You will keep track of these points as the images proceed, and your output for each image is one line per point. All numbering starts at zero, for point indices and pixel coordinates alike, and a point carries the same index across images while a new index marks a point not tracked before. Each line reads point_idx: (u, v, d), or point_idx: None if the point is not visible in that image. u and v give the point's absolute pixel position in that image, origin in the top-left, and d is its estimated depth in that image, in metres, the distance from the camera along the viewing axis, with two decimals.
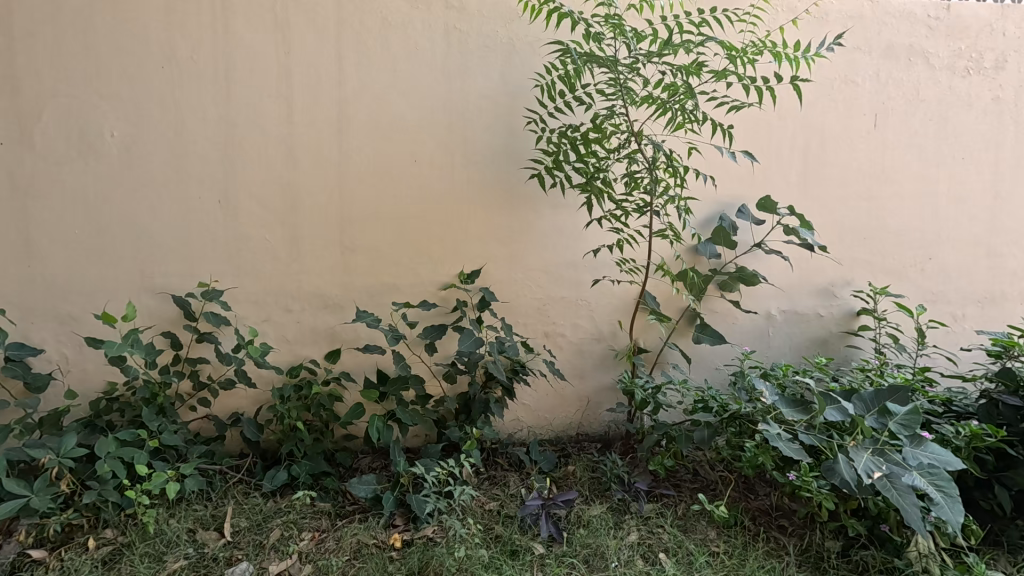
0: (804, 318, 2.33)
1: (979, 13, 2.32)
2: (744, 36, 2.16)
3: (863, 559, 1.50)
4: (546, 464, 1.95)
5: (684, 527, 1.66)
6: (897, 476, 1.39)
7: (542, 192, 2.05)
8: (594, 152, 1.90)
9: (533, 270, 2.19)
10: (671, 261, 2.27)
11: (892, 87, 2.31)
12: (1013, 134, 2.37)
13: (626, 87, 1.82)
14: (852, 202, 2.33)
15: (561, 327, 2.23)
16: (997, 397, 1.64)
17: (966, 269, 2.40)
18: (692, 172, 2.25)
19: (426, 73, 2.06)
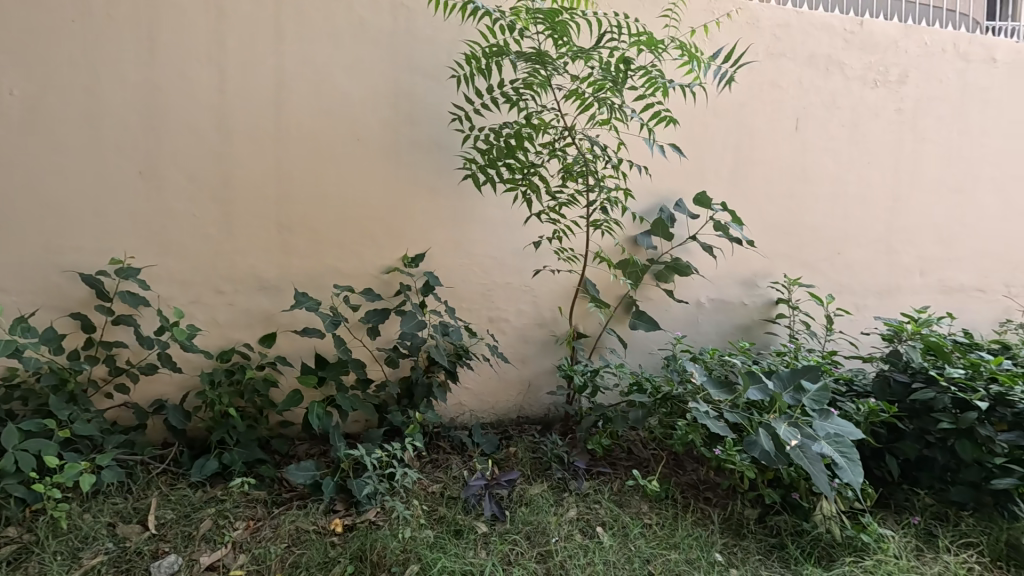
0: (729, 305, 2.49)
1: (888, 31, 2.57)
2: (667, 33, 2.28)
3: (776, 524, 1.63)
4: (488, 446, 1.98)
5: (619, 502, 1.75)
6: (808, 446, 1.53)
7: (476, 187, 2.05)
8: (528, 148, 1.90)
9: (479, 256, 2.20)
10: (612, 249, 2.35)
11: (814, 94, 2.50)
12: (911, 143, 2.65)
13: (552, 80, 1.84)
14: (776, 199, 2.51)
15: (505, 311, 2.26)
16: (890, 376, 1.83)
17: (868, 263, 2.66)
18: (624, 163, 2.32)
19: (373, 49, 2.01)
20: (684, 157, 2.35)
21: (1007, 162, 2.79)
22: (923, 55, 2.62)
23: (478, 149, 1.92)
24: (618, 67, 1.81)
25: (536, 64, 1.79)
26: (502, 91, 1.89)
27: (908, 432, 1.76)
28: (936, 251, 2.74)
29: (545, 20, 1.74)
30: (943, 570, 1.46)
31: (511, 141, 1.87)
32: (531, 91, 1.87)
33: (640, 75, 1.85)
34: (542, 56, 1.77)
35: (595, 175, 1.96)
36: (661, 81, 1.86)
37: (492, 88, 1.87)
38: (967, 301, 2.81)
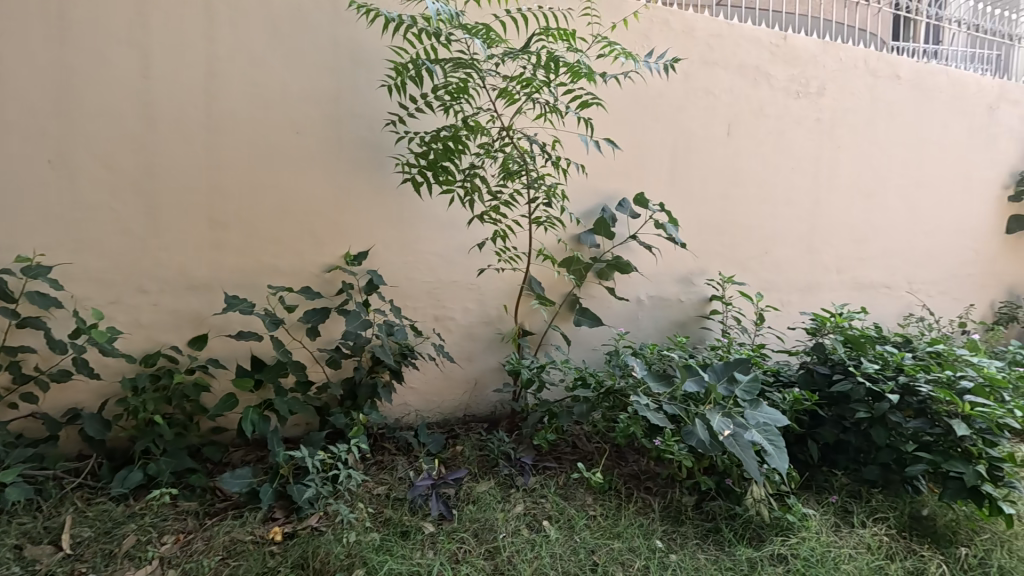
0: (667, 302, 2.60)
1: (808, 46, 2.76)
2: (590, 30, 2.35)
3: (712, 509, 1.71)
4: (434, 445, 1.96)
5: (565, 495, 1.78)
6: (740, 434, 1.62)
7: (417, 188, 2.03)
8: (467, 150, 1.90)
9: (424, 253, 2.18)
10: (555, 248, 2.39)
11: (743, 101, 2.65)
12: (829, 150, 2.87)
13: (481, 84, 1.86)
14: (710, 200, 2.64)
15: (451, 310, 2.24)
16: (812, 367, 1.98)
17: (792, 262, 2.85)
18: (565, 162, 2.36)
19: (311, 39, 1.94)
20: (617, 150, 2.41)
21: (909, 170, 3.09)
22: (838, 69, 2.84)
23: (416, 153, 1.90)
24: (546, 64, 1.84)
25: (466, 69, 1.80)
26: (436, 95, 1.89)
27: (827, 418, 1.90)
28: (851, 250, 2.98)
29: (467, 27, 1.75)
30: (860, 543, 1.57)
31: (449, 144, 1.87)
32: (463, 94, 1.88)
33: (567, 71, 1.88)
34: (469, 61, 1.77)
35: (534, 173, 2.00)
36: (587, 73, 1.90)
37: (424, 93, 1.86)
38: (877, 296, 3.08)
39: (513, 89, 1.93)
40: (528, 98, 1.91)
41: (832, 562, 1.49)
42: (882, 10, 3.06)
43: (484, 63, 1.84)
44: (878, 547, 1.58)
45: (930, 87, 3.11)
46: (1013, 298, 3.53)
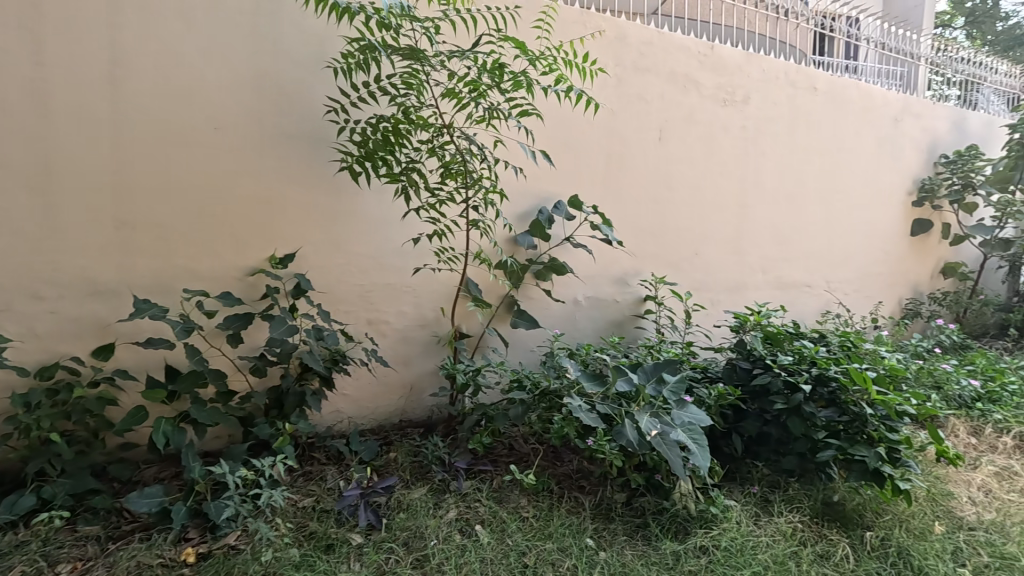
0: (603, 302, 2.65)
1: (734, 56, 2.89)
2: (540, 44, 2.38)
3: (641, 505, 1.75)
4: (366, 453, 1.91)
5: (499, 498, 1.78)
6: (667, 433, 1.67)
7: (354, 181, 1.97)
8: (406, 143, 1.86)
9: (356, 256, 2.12)
10: (492, 250, 2.38)
11: (672, 107, 2.74)
12: (754, 156, 3.01)
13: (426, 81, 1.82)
14: (643, 203, 2.71)
15: (385, 313, 2.19)
16: (735, 363, 2.05)
17: (721, 262, 2.97)
18: (502, 163, 2.36)
19: (231, 31, 1.85)
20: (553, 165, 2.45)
21: (826, 176, 3.30)
22: (762, 80, 2.99)
23: (353, 142, 1.84)
24: (492, 69, 1.83)
25: (411, 61, 1.75)
26: (380, 85, 1.84)
27: (749, 412, 1.98)
28: (775, 251, 3.14)
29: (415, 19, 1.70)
30: (778, 531, 1.65)
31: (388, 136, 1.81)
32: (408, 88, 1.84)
33: (513, 78, 1.87)
34: (415, 53, 1.73)
35: (475, 174, 1.99)
36: (531, 84, 1.90)
37: (367, 82, 1.81)
38: (798, 295, 3.26)
39: (459, 89, 1.90)
40: (473, 100, 1.87)
41: (750, 551, 1.56)
42: (798, 22, 3.25)
43: (432, 58, 1.80)
44: (792, 533, 1.66)
45: (844, 99, 3.33)
46: (917, 294, 3.84)
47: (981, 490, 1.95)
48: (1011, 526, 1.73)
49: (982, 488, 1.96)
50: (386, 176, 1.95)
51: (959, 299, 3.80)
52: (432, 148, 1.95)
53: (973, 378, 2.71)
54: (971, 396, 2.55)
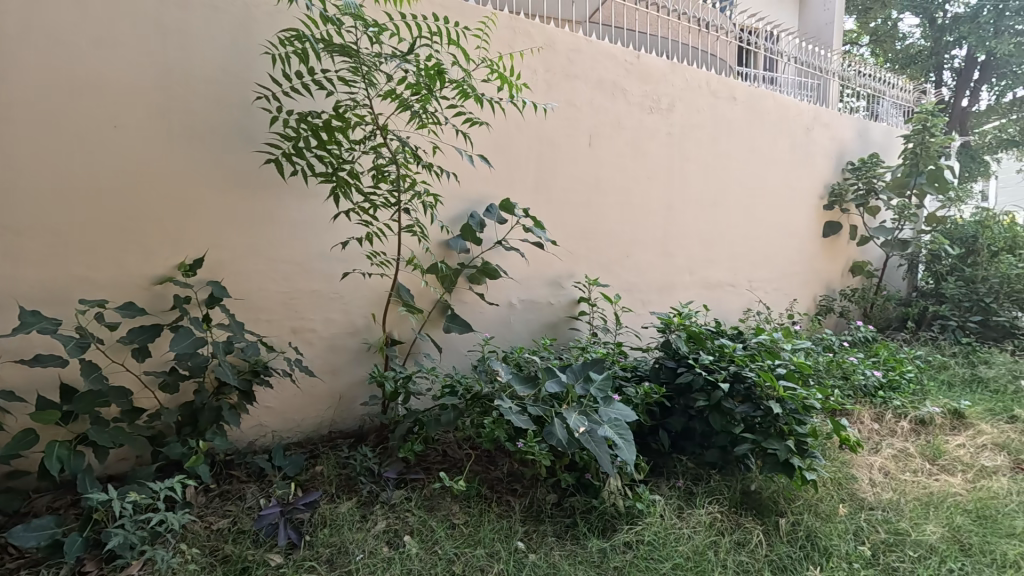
0: (537, 305, 2.67)
1: (659, 66, 3.01)
2: (478, 53, 2.38)
3: (571, 505, 1.77)
4: (290, 468, 1.82)
5: (429, 507, 1.75)
6: (594, 430, 1.69)
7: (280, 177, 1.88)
8: (339, 142, 1.77)
9: (278, 262, 2.03)
10: (423, 255, 2.34)
11: (601, 114, 2.81)
12: (680, 162, 3.14)
13: (367, 79, 1.73)
14: (575, 206, 2.76)
15: (311, 321, 2.11)
16: (661, 362, 2.12)
17: (651, 264, 3.07)
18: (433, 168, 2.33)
19: (134, 23, 1.73)
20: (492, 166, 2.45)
21: (746, 181, 3.48)
22: (685, 89, 3.13)
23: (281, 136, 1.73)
24: (434, 74, 1.76)
25: (348, 57, 1.67)
26: (315, 79, 1.74)
27: (675, 408, 2.05)
28: (701, 253, 3.29)
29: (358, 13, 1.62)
30: (700, 521, 1.71)
31: (319, 133, 1.72)
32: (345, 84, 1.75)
33: (455, 86, 1.82)
34: (352, 50, 1.65)
35: (410, 178, 1.91)
36: (472, 94, 1.86)
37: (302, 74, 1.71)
38: (723, 294, 3.42)
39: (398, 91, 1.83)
40: (412, 105, 1.81)
41: (672, 543, 1.61)
42: (730, 39, 3.48)
43: (371, 56, 1.72)
44: (712, 524, 1.73)
45: (762, 110, 3.53)
46: (830, 291, 4.12)
47: (880, 472, 2.11)
48: (904, 503, 1.88)
49: (881, 470, 2.13)
50: (316, 174, 1.85)
51: (865, 295, 4.11)
52: (366, 148, 1.87)
53: (877, 369, 2.94)
54: (875, 385, 2.75)
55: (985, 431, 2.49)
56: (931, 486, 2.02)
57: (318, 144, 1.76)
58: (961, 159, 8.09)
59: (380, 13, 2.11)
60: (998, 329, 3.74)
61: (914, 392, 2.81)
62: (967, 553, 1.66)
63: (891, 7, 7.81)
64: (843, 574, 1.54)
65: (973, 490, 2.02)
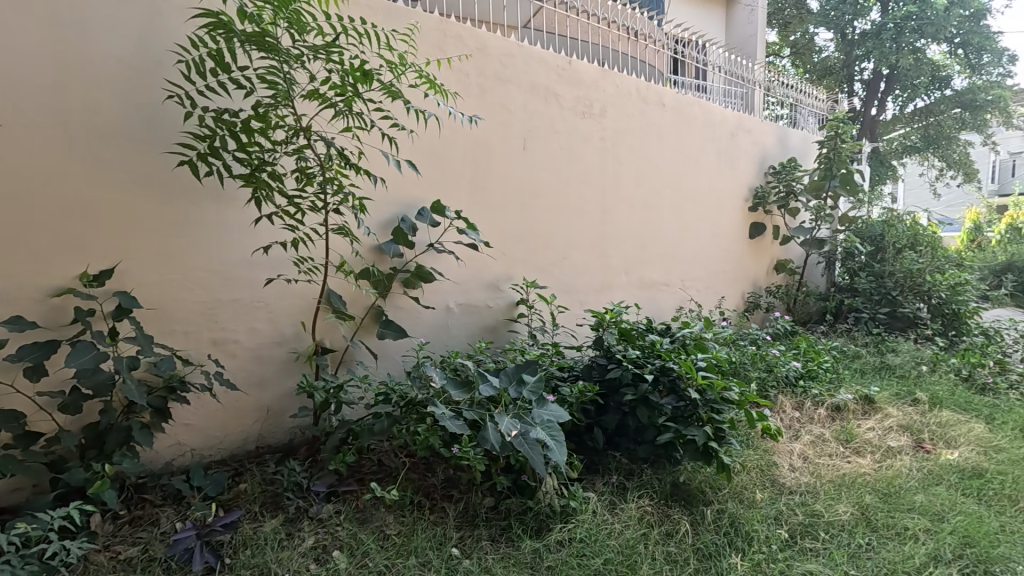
0: (475, 308, 2.66)
1: (591, 72, 3.08)
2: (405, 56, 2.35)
3: (506, 507, 1.77)
4: (212, 488, 1.72)
5: (361, 519, 1.70)
6: (527, 432, 1.71)
7: (195, 180, 1.77)
8: (259, 142, 1.67)
9: (195, 271, 1.91)
10: (355, 260, 2.28)
11: (535, 118, 2.84)
12: (613, 166, 3.23)
13: (290, 78, 1.65)
14: (510, 209, 2.77)
15: (234, 331, 2.01)
16: (594, 361, 2.16)
17: (587, 265, 3.13)
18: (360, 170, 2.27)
19: (19, 12, 1.58)
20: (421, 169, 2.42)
21: (676, 184, 3.62)
22: (616, 94, 3.22)
23: (195, 136, 1.62)
24: (360, 73, 1.71)
25: (267, 54, 1.59)
26: (231, 76, 1.64)
27: (609, 406, 2.09)
28: (635, 253, 3.39)
29: (278, 8, 1.55)
30: (632, 515, 1.75)
31: (236, 134, 1.62)
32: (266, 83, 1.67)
33: (383, 88, 1.77)
34: (272, 46, 1.57)
35: (338, 181, 1.84)
36: (402, 97, 1.82)
37: (217, 71, 1.61)
38: (657, 293, 3.53)
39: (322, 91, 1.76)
40: (337, 105, 1.74)
41: (603, 538, 1.64)
42: (661, 48, 3.62)
43: (292, 54, 1.65)
44: (642, 517, 1.77)
45: (689, 117, 3.68)
46: (756, 289, 4.35)
47: (799, 458, 2.24)
48: (820, 486, 2.00)
49: (800, 456, 2.26)
50: (235, 176, 1.75)
51: (788, 291, 4.36)
52: (288, 150, 1.78)
53: (798, 360, 3.10)
54: (796, 375, 2.90)
55: (891, 414, 2.70)
56: (844, 468, 2.17)
57: (236, 144, 1.66)
58: (872, 163, 8.75)
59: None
60: (904, 320, 4.04)
61: (830, 380, 3.00)
62: (873, 529, 1.78)
63: (808, 22, 8.36)
64: (763, 557, 1.61)
65: (879, 470, 2.18)
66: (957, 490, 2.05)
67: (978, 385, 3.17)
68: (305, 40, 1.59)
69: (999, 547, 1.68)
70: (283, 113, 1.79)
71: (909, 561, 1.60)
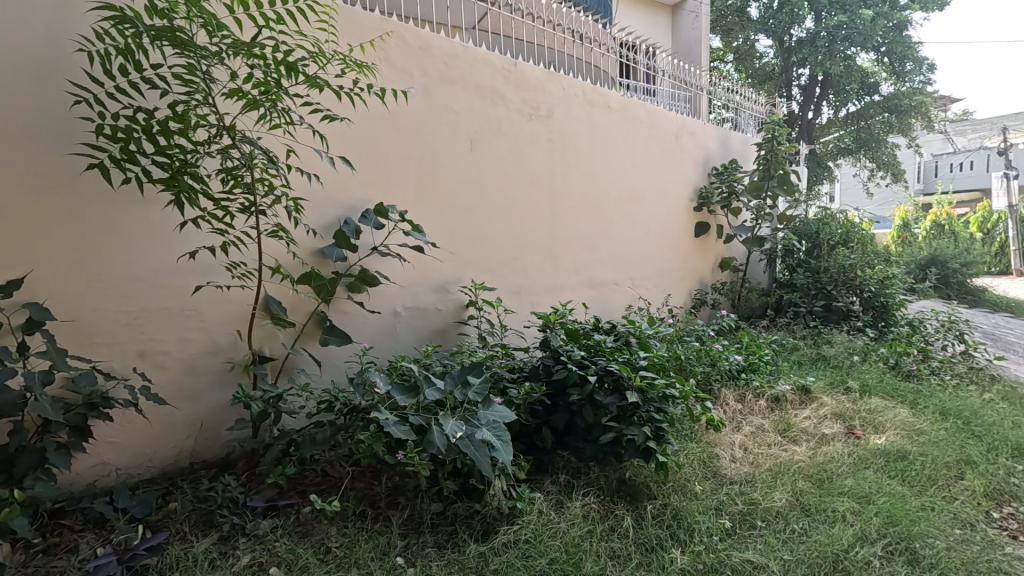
0: (423, 311, 2.62)
1: (535, 73, 3.09)
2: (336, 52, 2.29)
3: (453, 513, 1.75)
4: (139, 509, 1.63)
5: (301, 533, 1.64)
6: (472, 434, 1.69)
7: (109, 185, 1.67)
8: (179, 144, 1.60)
9: (117, 278, 1.80)
10: (295, 265, 2.21)
11: (482, 120, 2.83)
12: (560, 167, 3.25)
13: (209, 77, 1.59)
14: (458, 211, 2.75)
15: (161, 342, 1.90)
16: (542, 361, 2.17)
17: (537, 266, 3.15)
18: (294, 170, 2.20)
19: None
20: (360, 168, 2.36)
21: (623, 185, 3.69)
22: (562, 97, 3.25)
23: (107, 139, 1.53)
24: (284, 68, 1.65)
25: (184, 51, 1.52)
26: (145, 75, 1.56)
27: (558, 405, 2.10)
28: (585, 253, 3.43)
29: (191, 3, 1.49)
30: (577, 514, 1.76)
31: (153, 136, 1.54)
32: (183, 82, 1.59)
33: (307, 81, 1.73)
34: (188, 43, 1.50)
35: (267, 181, 1.79)
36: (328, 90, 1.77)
37: (129, 70, 1.53)
38: (607, 292, 3.59)
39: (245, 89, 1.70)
40: (262, 102, 1.68)
41: (548, 538, 1.65)
42: (609, 52, 3.65)
43: (211, 50, 1.58)
44: (587, 515, 1.79)
45: (635, 120, 3.76)
46: (702, 286, 4.49)
47: (740, 449, 2.32)
48: (758, 475, 2.08)
49: (741, 447, 2.34)
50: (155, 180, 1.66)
51: (732, 288, 4.53)
52: (212, 151, 1.71)
53: (740, 354, 3.21)
54: (737, 368, 3.00)
55: (825, 403, 2.83)
56: (781, 457, 2.26)
57: (155, 147, 1.57)
58: (810, 164, 9.20)
59: (220, 7, 1.93)
60: (839, 313, 4.26)
61: (770, 373, 3.11)
62: (807, 514, 1.86)
63: (749, 28, 8.70)
64: (702, 547, 1.65)
65: (813, 456, 2.28)
66: (883, 473, 2.17)
67: (904, 372, 3.38)
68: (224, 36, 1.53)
69: (919, 525, 1.78)
70: (204, 112, 1.72)
71: (838, 543, 1.68)
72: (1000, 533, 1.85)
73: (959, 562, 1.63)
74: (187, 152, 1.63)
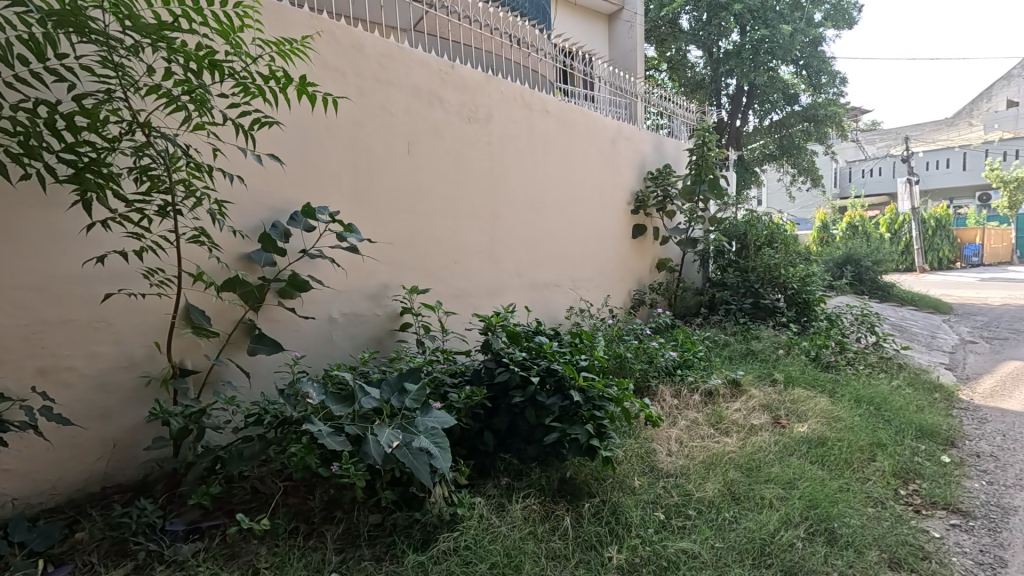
0: (359, 316, 2.54)
1: (473, 76, 3.08)
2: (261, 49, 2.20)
3: (393, 522, 1.70)
4: (38, 542, 1.48)
5: (227, 556, 1.54)
6: (410, 442, 1.65)
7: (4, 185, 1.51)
8: (88, 141, 1.47)
9: (12, 288, 1.64)
10: (220, 271, 2.10)
11: (419, 122, 2.79)
12: (500, 170, 3.26)
13: (124, 72, 1.48)
14: (396, 215, 2.70)
15: (66, 357, 1.74)
16: (481, 364, 2.15)
17: (479, 269, 3.14)
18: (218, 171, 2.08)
19: None
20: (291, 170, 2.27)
21: (562, 188, 3.75)
22: (500, 100, 3.26)
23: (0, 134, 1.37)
24: (208, 66, 1.56)
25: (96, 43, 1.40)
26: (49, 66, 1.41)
27: (499, 408, 2.08)
28: (526, 256, 3.46)
29: None
30: (518, 516, 1.76)
31: (57, 131, 1.40)
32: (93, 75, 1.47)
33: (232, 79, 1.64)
34: (100, 34, 1.38)
35: (189, 183, 1.69)
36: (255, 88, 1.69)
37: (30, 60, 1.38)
38: (549, 293, 3.64)
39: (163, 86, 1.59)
40: (183, 100, 1.58)
41: (491, 541, 1.64)
42: (546, 57, 3.69)
43: (126, 44, 1.47)
44: (528, 516, 1.79)
45: (572, 125, 3.83)
46: (640, 286, 4.63)
47: (675, 443, 2.40)
48: (692, 467, 2.16)
49: (676, 441, 2.42)
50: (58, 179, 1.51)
51: (668, 287, 4.69)
52: (124, 149, 1.58)
53: (676, 350, 3.33)
54: (673, 365, 3.11)
55: (754, 395, 2.99)
56: (713, 448, 2.35)
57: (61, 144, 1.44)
58: (738, 169, 9.72)
59: None
60: (765, 309, 4.51)
61: (703, 368, 3.24)
62: (737, 502, 1.95)
63: (680, 39, 9.07)
64: (639, 540, 1.70)
65: (742, 447, 2.39)
66: (806, 459, 2.31)
67: (823, 363, 3.61)
68: (141, 28, 1.43)
69: (836, 506, 1.91)
70: (116, 107, 1.59)
71: (763, 528, 1.77)
72: (906, 509, 2.01)
73: (872, 538, 1.76)
74: (97, 150, 1.50)
